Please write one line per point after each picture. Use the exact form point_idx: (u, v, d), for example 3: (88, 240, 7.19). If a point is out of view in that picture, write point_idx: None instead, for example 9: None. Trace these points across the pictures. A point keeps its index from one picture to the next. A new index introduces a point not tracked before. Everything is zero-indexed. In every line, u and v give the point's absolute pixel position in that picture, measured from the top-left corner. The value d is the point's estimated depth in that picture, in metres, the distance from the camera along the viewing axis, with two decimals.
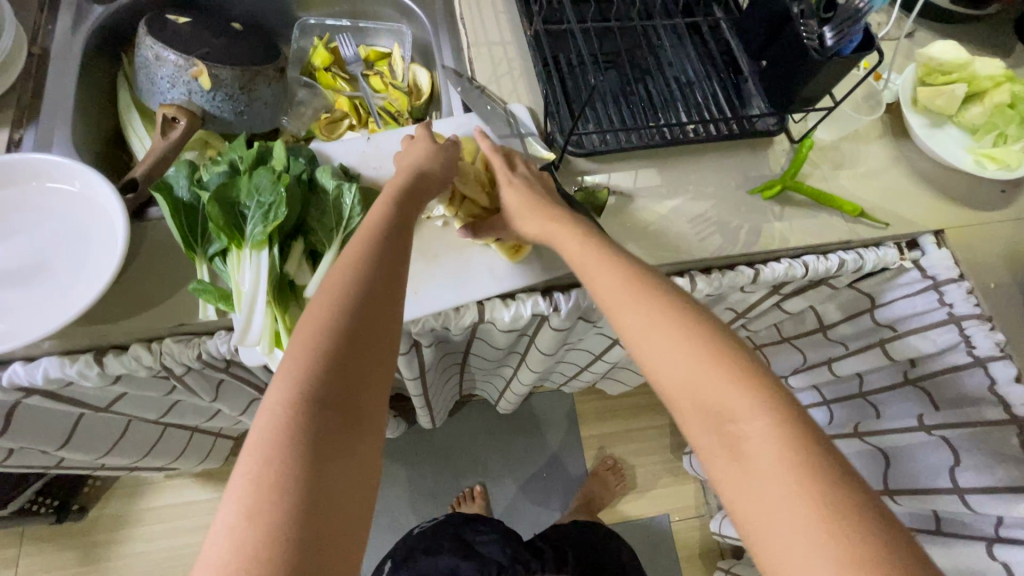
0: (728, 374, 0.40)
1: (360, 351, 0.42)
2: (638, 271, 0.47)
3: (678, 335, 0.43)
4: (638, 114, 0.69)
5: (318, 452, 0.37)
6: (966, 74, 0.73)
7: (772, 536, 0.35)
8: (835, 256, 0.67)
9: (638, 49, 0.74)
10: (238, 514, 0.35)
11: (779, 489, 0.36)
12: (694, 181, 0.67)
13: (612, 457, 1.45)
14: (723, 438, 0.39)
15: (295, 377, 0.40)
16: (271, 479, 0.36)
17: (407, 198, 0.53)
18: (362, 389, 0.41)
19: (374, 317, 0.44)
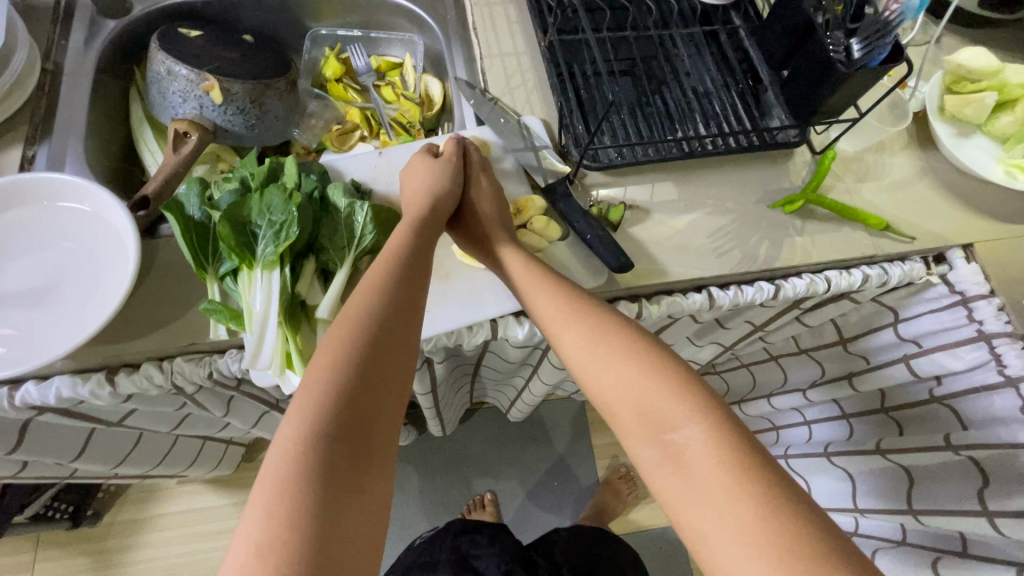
0: (664, 386, 0.43)
1: (374, 386, 0.41)
2: (576, 292, 0.51)
3: (619, 355, 0.46)
4: (654, 126, 0.68)
5: (333, 488, 0.36)
6: (996, 82, 0.70)
7: (710, 538, 0.38)
8: (859, 272, 0.65)
9: (655, 59, 0.72)
10: (248, 554, 0.34)
11: (711, 493, 0.38)
12: (712, 194, 0.66)
13: (624, 465, 1.44)
14: (663, 449, 0.41)
15: (310, 410, 0.39)
16: (282, 515, 0.35)
17: (425, 229, 0.53)
18: (377, 414, 0.41)
19: (391, 338, 0.44)
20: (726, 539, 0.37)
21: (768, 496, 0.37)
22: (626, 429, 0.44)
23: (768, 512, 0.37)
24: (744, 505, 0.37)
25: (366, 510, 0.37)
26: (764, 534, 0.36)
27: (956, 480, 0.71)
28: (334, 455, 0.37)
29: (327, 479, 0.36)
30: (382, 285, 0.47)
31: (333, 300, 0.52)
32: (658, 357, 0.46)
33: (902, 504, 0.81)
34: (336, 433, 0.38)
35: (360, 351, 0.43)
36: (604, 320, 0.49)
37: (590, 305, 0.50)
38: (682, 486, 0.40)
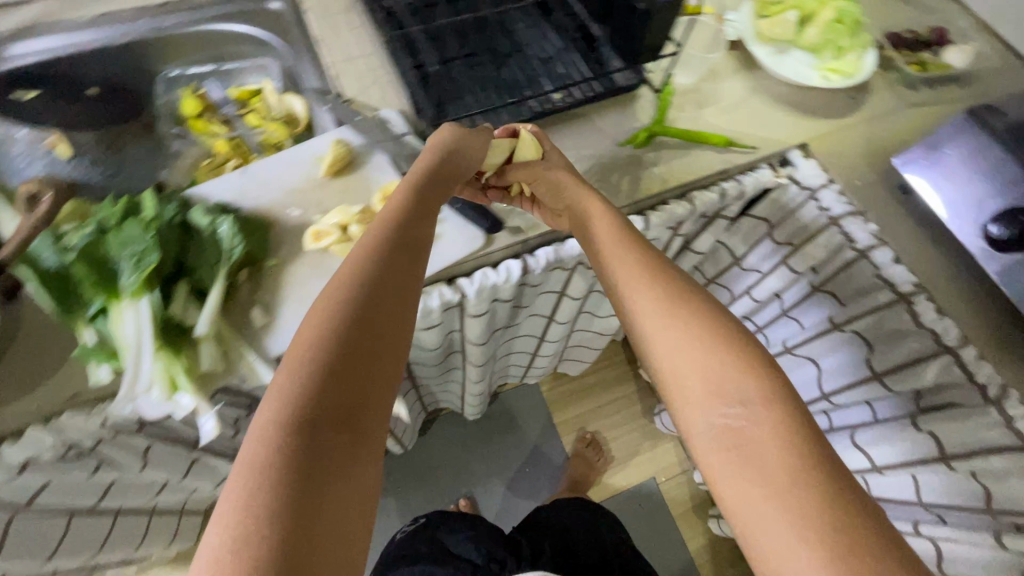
0: (735, 369, 0.45)
1: (357, 367, 0.41)
2: (651, 266, 0.52)
3: (690, 329, 0.48)
4: (506, 95, 0.72)
5: (309, 478, 0.36)
6: (794, 1, 0.79)
7: (758, 518, 0.40)
8: (716, 188, 0.71)
9: (496, 35, 0.76)
10: (223, 543, 0.33)
11: (774, 475, 0.40)
12: (571, 146, 0.71)
13: (589, 433, 1.48)
14: (725, 427, 0.43)
15: (288, 392, 0.38)
16: (258, 504, 0.34)
17: (417, 202, 0.52)
18: (365, 397, 0.40)
19: (378, 337, 0.43)
20: (773, 512, 0.39)
21: (829, 489, 0.39)
22: (690, 397, 0.45)
23: (825, 504, 0.39)
24: (800, 492, 0.39)
25: (341, 499, 0.36)
26: (819, 514, 0.38)
27: None
28: (314, 442, 0.37)
29: (308, 469, 0.36)
30: (368, 276, 0.45)
31: (211, 314, 0.52)
32: (741, 340, 0.47)
33: (816, 392, 0.84)
34: (315, 417, 0.38)
35: (351, 344, 0.41)
36: (686, 297, 0.50)
37: (667, 278, 0.51)
38: (742, 466, 0.41)
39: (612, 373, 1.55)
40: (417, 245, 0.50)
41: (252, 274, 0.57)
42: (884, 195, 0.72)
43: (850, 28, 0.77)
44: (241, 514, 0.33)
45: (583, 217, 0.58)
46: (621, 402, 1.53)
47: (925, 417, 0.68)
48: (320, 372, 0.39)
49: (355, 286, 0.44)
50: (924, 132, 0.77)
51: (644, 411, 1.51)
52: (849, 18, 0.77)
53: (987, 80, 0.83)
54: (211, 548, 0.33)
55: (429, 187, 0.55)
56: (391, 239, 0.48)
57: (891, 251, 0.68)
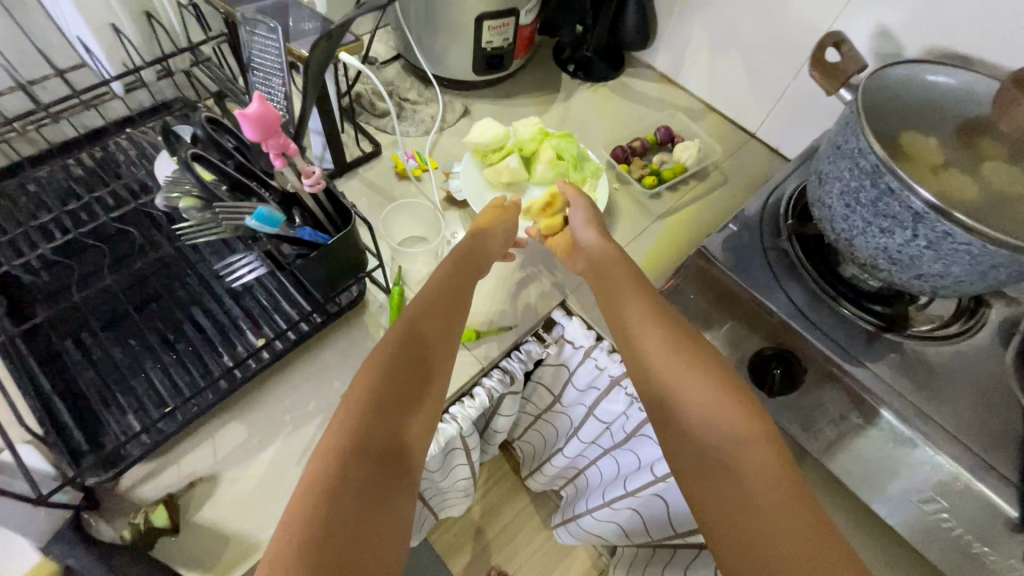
0: (735, 402, 0.45)
1: (409, 413, 0.44)
2: (661, 306, 0.53)
3: (684, 363, 0.48)
4: (195, 363, 0.56)
5: (364, 504, 0.37)
6: (512, 143, 0.74)
7: (739, 520, 0.39)
8: (480, 391, 0.64)
9: (175, 279, 0.61)
10: (286, 537, 0.34)
11: (767, 502, 0.39)
12: (291, 405, 0.57)
13: (496, 569, 1.32)
14: (721, 441, 0.43)
15: (354, 417, 0.41)
16: (317, 514, 0.35)
17: (453, 271, 0.56)
18: (414, 444, 0.43)
19: (392, 456, 0.41)
20: (759, 510, 0.39)
21: (813, 517, 0.38)
22: (686, 419, 0.45)
23: (821, 540, 0.37)
24: (788, 519, 0.38)
25: (381, 539, 0.37)
26: (804, 540, 0.37)
27: None
28: (367, 471, 0.39)
29: (362, 498, 0.37)
30: (385, 385, 0.44)
31: None
32: (727, 371, 0.48)
33: None
34: (374, 447, 0.40)
35: (372, 454, 0.40)
36: (684, 333, 0.51)
37: (668, 320, 0.52)
38: (728, 490, 0.41)
39: (501, 492, 1.42)
40: (450, 312, 0.52)
41: None
42: None
43: (573, 160, 0.73)
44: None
45: (593, 263, 0.60)
46: (520, 520, 1.40)
47: None
48: (377, 405, 0.42)
49: (411, 334, 0.48)
50: (678, 246, 0.74)
51: (545, 521, 1.40)
52: (570, 150, 0.73)
53: (720, 166, 0.84)
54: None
55: (467, 257, 0.59)
56: (399, 349, 0.47)
57: None
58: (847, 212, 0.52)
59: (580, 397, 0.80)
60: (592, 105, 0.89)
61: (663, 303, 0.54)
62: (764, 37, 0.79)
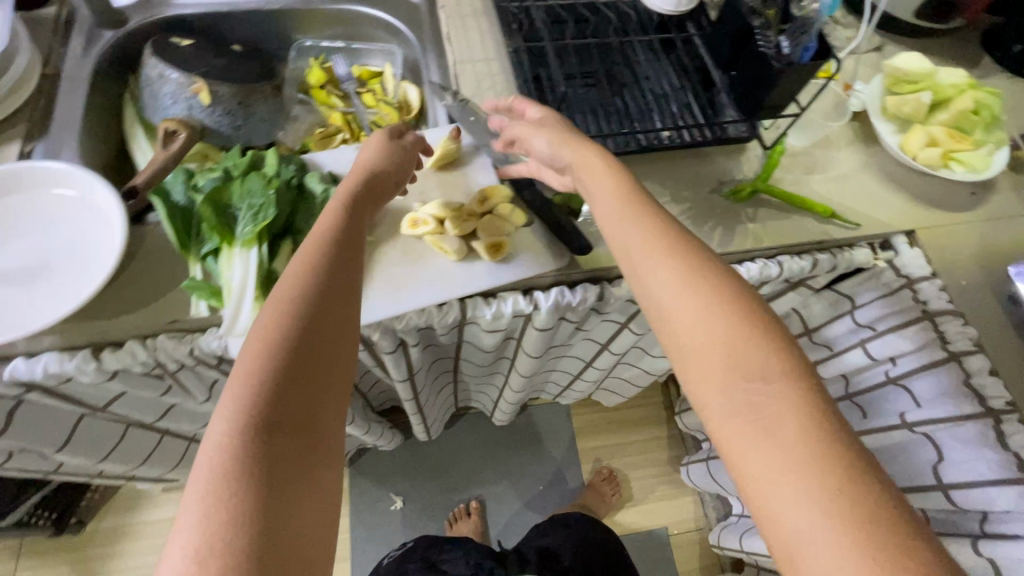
0: (757, 342, 0.40)
1: (313, 371, 0.40)
2: (672, 235, 0.46)
3: (708, 303, 0.42)
4: (615, 123, 0.73)
5: (273, 468, 0.36)
6: (930, 83, 0.76)
7: (781, 504, 0.35)
8: (808, 257, 0.69)
9: (616, 64, 0.77)
10: (196, 535, 0.33)
11: (795, 449, 0.36)
12: (670, 185, 0.71)
13: (608, 468, 1.45)
14: (745, 398, 0.39)
15: (240, 400, 0.37)
16: (227, 490, 0.34)
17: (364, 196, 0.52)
18: (324, 388, 0.40)
19: (354, 306, 0.44)
20: (797, 480, 0.35)
21: (846, 464, 0.35)
22: (706, 375, 0.41)
23: (850, 475, 0.35)
24: (817, 463, 0.35)
25: (312, 482, 0.37)
26: (835, 489, 0.34)
27: (917, 457, 0.71)
28: (271, 444, 0.36)
29: (269, 467, 0.36)
30: (336, 245, 0.47)
31: None
32: (743, 299, 0.43)
33: None
34: (269, 421, 0.37)
35: (280, 412, 0.37)
36: (694, 259, 0.45)
37: (685, 251, 0.45)
38: (766, 438, 0.37)
39: (646, 413, 1.52)
40: (356, 255, 0.47)
41: None
42: (992, 302, 0.68)
43: (985, 121, 0.74)
44: (223, 495, 0.34)
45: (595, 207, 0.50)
46: (648, 444, 1.49)
47: (987, 541, 0.64)
48: (272, 374, 0.39)
49: (303, 291, 0.43)
50: None
51: (671, 459, 1.48)
52: (987, 111, 0.74)
53: None
54: (195, 522, 0.33)
55: (372, 189, 0.54)
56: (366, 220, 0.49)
57: (987, 361, 0.64)
58: None
59: None
60: (1011, 91, 0.85)
61: (673, 233, 0.46)
62: None
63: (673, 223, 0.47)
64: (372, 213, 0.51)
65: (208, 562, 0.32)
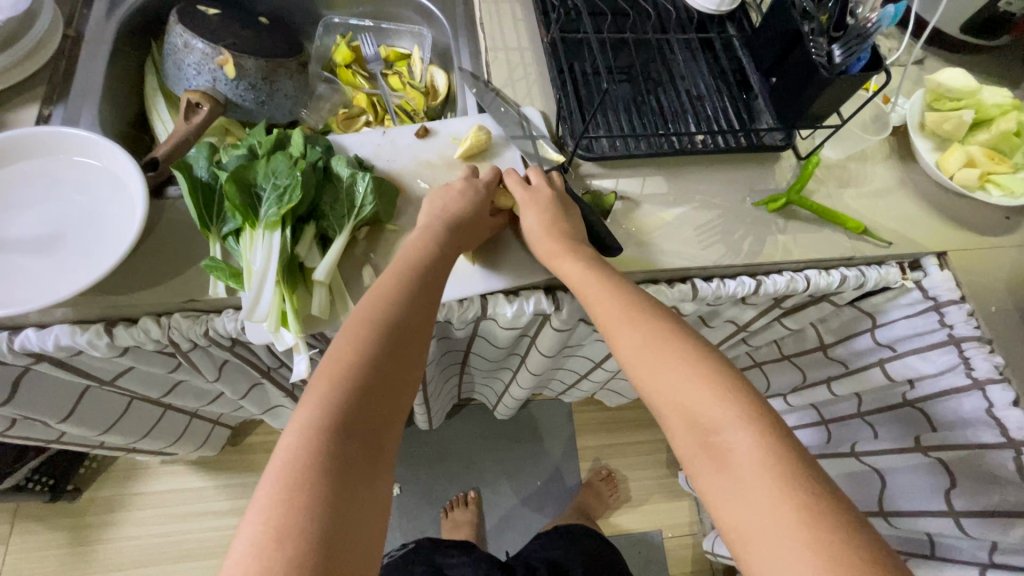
0: (712, 388, 0.42)
1: (387, 390, 0.43)
2: (633, 296, 0.49)
3: (665, 358, 0.44)
4: (648, 123, 0.71)
5: (342, 474, 0.38)
6: (974, 101, 0.74)
7: (754, 552, 0.36)
8: (837, 273, 0.68)
9: (653, 62, 0.75)
10: (268, 528, 0.35)
11: (758, 496, 0.37)
12: (702, 190, 0.69)
13: (606, 468, 1.44)
14: (707, 450, 0.40)
15: (322, 405, 0.40)
16: (300, 487, 0.36)
17: (452, 227, 0.55)
18: (394, 407, 0.43)
19: (414, 336, 0.47)
20: (767, 527, 0.36)
21: (812, 505, 0.36)
22: (673, 430, 0.42)
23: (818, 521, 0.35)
24: (786, 508, 0.36)
25: (372, 492, 0.39)
26: (813, 544, 0.34)
27: (929, 483, 0.70)
28: (344, 449, 0.39)
29: (340, 471, 0.38)
30: (417, 273, 0.51)
31: (331, 263, 0.54)
32: (699, 349, 0.45)
33: None
34: (344, 426, 0.40)
35: (358, 423, 0.40)
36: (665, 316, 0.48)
37: (644, 310, 0.48)
38: (730, 489, 0.38)
39: (647, 415, 1.51)
40: (434, 284, 0.51)
41: (370, 233, 0.59)
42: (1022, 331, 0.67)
43: None
44: (281, 506, 0.36)
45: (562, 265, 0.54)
46: (647, 446, 1.49)
47: (995, 569, 0.65)
48: (349, 387, 0.42)
49: (393, 316, 0.47)
50: None
51: (669, 462, 1.47)
52: None
53: None
54: (257, 530, 0.35)
55: (461, 222, 0.56)
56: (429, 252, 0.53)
57: (1011, 392, 0.62)
58: None
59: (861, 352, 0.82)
60: None
61: (635, 293, 0.50)
62: None
63: (630, 285, 0.51)
64: (445, 243, 0.54)
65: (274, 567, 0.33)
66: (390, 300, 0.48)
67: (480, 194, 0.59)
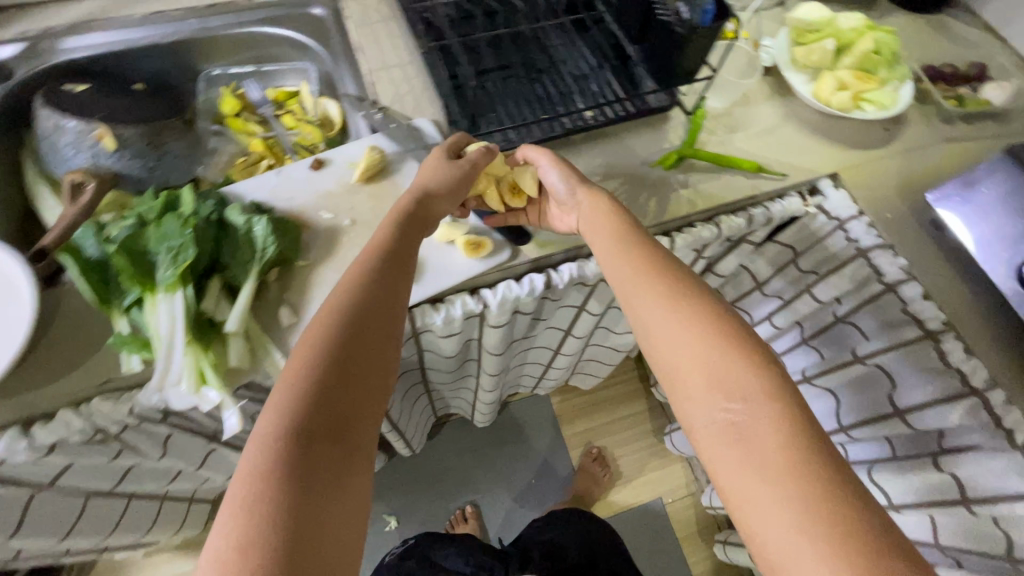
0: (738, 360, 0.45)
1: (351, 387, 0.42)
2: (660, 267, 0.52)
3: (691, 328, 0.47)
4: (539, 109, 0.73)
5: (307, 481, 0.37)
6: (831, 30, 0.80)
7: (762, 516, 0.39)
8: (743, 214, 0.71)
9: (533, 51, 0.77)
10: (231, 540, 0.34)
11: (776, 469, 0.39)
12: (602, 162, 0.71)
13: (597, 447, 1.46)
14: (726, 416, 0.43)
15: (288, 409, 0.40)
16: (260, 498, 0.36)
17: (408, 217, 0.54)
18: (365, 408, 0.42)
19: (379, 330, 0.46)
20: (780, 497, 0.38)
21: (827, 482, 0.38)
22: (693, 394, 0.45)
23: (825, 492, 0.38)
24: (799, 481, 0.39)
25: (342, 495, 0.38)
26: (823, 515, 0.37)
27: (871, 390, 0.73)
28: (308, 453, 0.38)
29: (305, 476, 0.37)
30: (380, 265, 0.50)
31: (242, 311, 0.53)
32: (728, 322, 0.48)
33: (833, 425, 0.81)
34: (309, 431, 0.39)
35: (320, 425, 0.40)
36: (677, 285, 0.50)
37: (672, 282, 0.51)
38: (748, 458, 0.40)
39: (625, 389, 1.54)
40: (399, 277, 0.50)
41: (282, 274, 0.58)
42: (919, 230, 0.72)
43: (886, 59, 0.77)
44: (246, 516, 0.35)
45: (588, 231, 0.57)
46: (631, 419, 1.51)
47: (948, 456, 0.66)
48: (314, 388, 0.41)
49: (350, 308, 0.46)
50: (957, 167, 0.76)
51: (655, 430, 1.50)
52: (887, 50, 0.77)
53: None
54: (221, 544, 0.34)
55: (418, 213, 0.55)
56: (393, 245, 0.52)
57: (920, 287, 0.66)
58: None
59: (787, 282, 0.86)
60: (908, 27, 0.89)
61: (661, 263, 0.52)
62: None
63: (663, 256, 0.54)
64: (398, 231, 0.53)
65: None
66: (354, 292, 0.47)
67: (467, 171, 0.59)
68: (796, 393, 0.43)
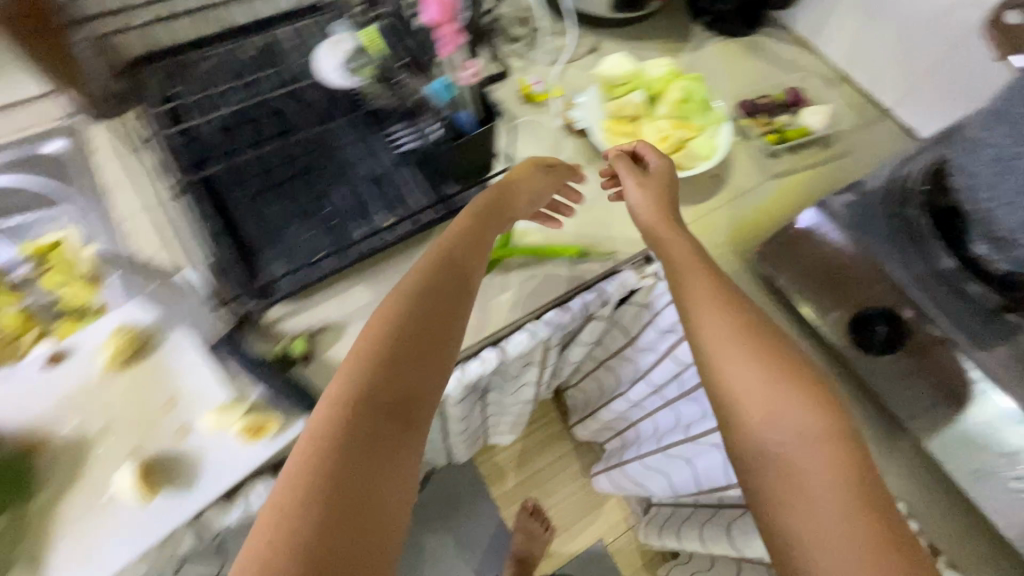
0: (801, 403, 0.46)
1: (411, 367, 0.45)
2: (735, 300, 0.53)
3: (744, 362, 0.49)
4: (332, 230, 0.63)
5: (361, 446, 0.40)
6: (640, 82, 0.76)
7: (807, 547, 0.41)
8: (575, 304, 0.65)
9: (320, 157, 0.67)
10: (293, 479, 0.37)
11: (829, 510, 0.41)
12: None
13: (532, 501, 1.39)
14: (778, 445, 0.45)
15: (358, 374, 0.43)
16: (323, 448, 0.39)
17: (495, 212, 0.58)
18: (423, 390, 0.45)
19: (439, 322, 0.48)
20: (834, 533, 0.40)
21: (873, 527, 0.40)
22: (745, 413, 0.47)
23: (878, 537, 0.40)
24: (853, 522, 0.40)
25: (394, 464, 0.40)
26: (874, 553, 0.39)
27: None
28: (368, 422, 0.41)
29: (364, 438, 0.40)
30: (456, 261, 0.53)
31: None
32: (791, 364, 0.49)
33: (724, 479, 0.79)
34: (370, 401, 0.42)
35: (382, 400, 0.42)
36: (739, 321, 0.51)
37: (737, 315, 0.52)
38: (784, 485, 0.43)
39: (547, 433, 1.47)
40: (461, 288, 0.51)
41: (9, 523, 0.48)
42: (751, 285, 0.70)
43: (698, 105, 0.74)
44: (315, 459, 0.38)
45: (643, 220, 0.61)
46: (560, 463, 1.45)
47: None
48: (378, 361, 0.44)
49: (412, 298, 0.49)
50: (787, 206, 0.74)
51: (585, 470, 1.45)
52: (696, 95, 0.74)
53: (845, 137, 0.81)
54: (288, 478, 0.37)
55: (502, 208, 0.59)
56: (469, 236, 0.56)
57: None
58: (996, 180, 0.47)
59: (657, 339, 0.82)
60: (720, 60, 0.87)
61: (730, 291, 0.54)
62: (922, 8, 0.74)
63: (734, 293, 0.54)
64: (483, 218, 0.57)
65: (281, 518, 0.35)
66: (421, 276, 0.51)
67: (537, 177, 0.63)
68: (853, 437, 0.45)
